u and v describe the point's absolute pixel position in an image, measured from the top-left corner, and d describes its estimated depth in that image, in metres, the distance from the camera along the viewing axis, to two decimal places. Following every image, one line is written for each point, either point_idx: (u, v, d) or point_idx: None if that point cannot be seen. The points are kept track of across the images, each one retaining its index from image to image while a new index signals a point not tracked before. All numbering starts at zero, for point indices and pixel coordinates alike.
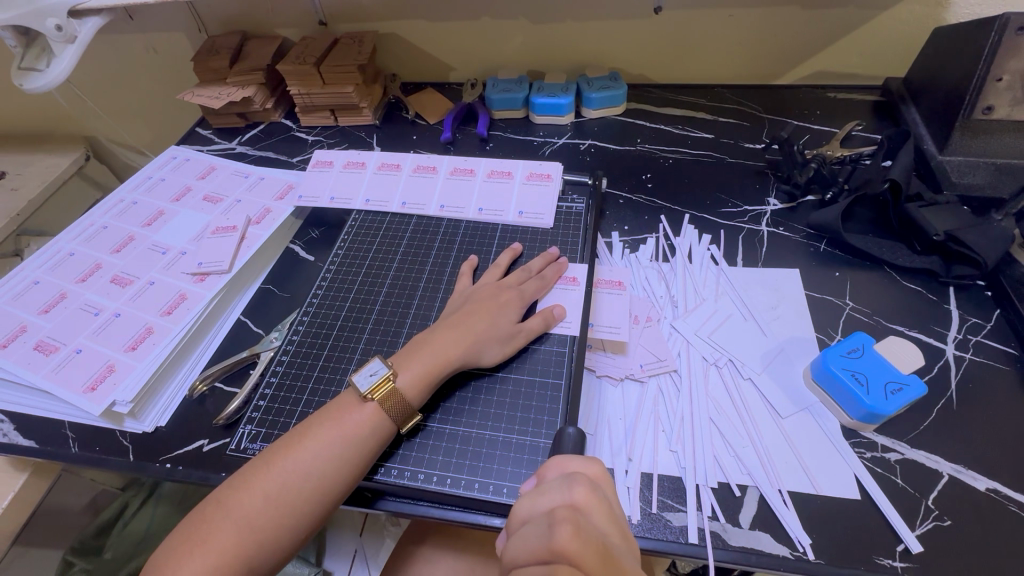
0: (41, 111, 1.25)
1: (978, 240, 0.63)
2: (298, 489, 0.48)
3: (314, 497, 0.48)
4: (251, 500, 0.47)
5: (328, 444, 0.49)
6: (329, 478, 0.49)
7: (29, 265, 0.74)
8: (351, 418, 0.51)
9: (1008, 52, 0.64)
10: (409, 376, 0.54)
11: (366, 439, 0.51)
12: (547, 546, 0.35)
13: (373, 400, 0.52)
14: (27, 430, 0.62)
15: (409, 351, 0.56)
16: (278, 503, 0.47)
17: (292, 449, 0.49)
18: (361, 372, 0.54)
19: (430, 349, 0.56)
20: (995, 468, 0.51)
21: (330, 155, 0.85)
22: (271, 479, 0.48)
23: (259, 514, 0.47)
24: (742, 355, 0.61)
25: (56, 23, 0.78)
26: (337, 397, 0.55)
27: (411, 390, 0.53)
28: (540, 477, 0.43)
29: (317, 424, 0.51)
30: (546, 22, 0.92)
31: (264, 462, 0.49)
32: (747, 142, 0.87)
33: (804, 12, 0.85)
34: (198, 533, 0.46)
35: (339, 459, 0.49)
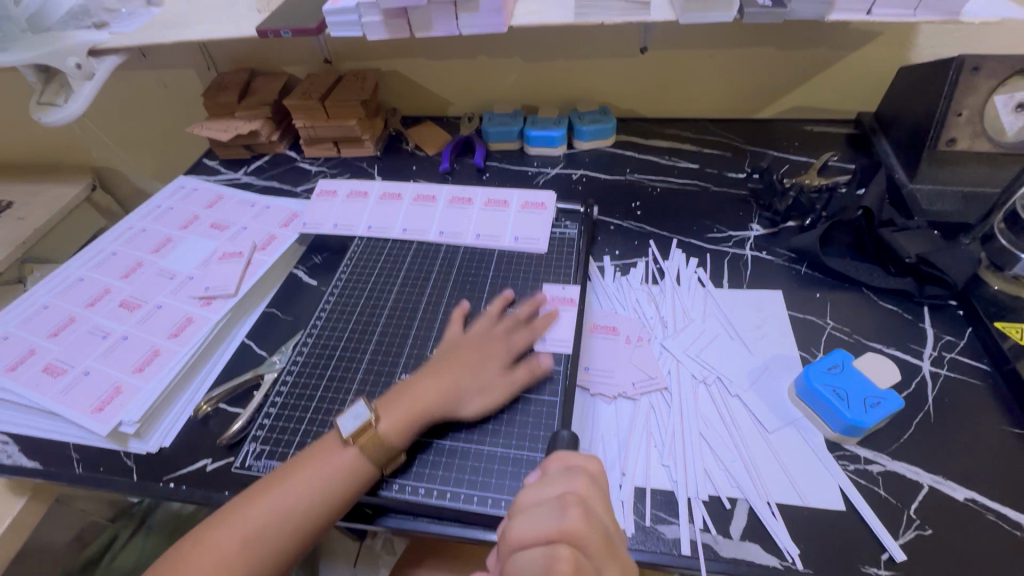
0: (51, 143, 1.30)
1: (948, 263, 0.67)
2: (278, 528, 0.50)
3: (293, 535, 0.50)
4: (226, 541, 0.49)
5: (308, 486, 0.51)
6: (308, 517, 0.51)
7: (39, 290, 0.76)
8: (331, 461, 0.53)
9: (967, 89, 0.70)
10: (389, 422, 0.55)
11: (345, 483, 0.52)
12: (557, 526, 0.42)
13: (353, 446, 0.53)
14: (31, 451, 0.63)
15: (391, 397, 0.58)
16: (254, 543, 0.49)
17: (272, 489, 0.51)
18: (345, 416, 0.55)
19: (408, 396, 0.57)
20: (971, 479, 0.53)
21: (334, 185, 0.89)
22: (247, 519, 0.50)
23: (240, 552, 0.49)
24: (730, 372, 0.64)
25: (77, 61, 0.83)
26: (322, 437, 0.56)
27: (392, 437, 0.55)
28: (543, 469, 0.49)
29: (298, 466, 0.53)
30: (539, 61, 0.98)
31: (244, 499, 0.51)
32: (730, 172, 0.92)
33: (779, 53, 0.91)
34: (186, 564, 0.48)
35: (319, 497, 0.51)
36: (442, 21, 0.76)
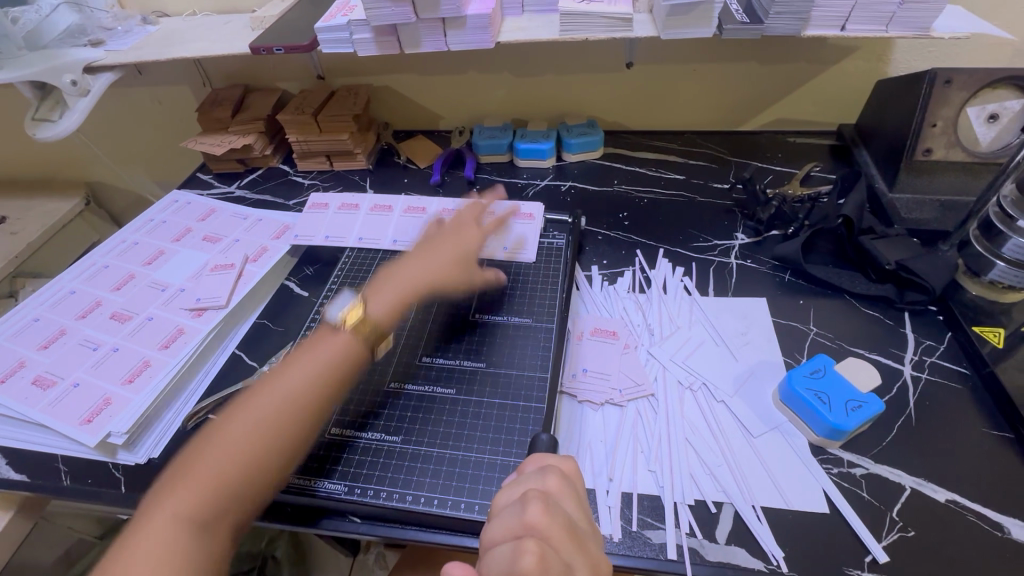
0: (45, 160, 1.31)
1: (927, 269, 0.68)
2: (284, 409, 0.55)
3: (301, 406, 0.55)
4: (241, 429, 0.53)
5: (307, 371, 0.57)
6: (313, 393, 0.56)
7: (30, 303, 0.77)
8: (328, 342, 0.60)
9: (940, 102, 0.73)
10: (374, 307, 0.65)
11: (342, 362, 0.59)
12: (520, 521, 0.41)
13: (346, 329, 0.61)
14: (18, 464, 0.63)
15: (372, 288, 0.68)
16: (266, 425, 0.53)
17: (275, 378, 0.57)
18: (333, 312, 0.64)
19: (388, 288, 0.67)
20: (952, 481, 0.54)
21: (325, 198, 0.90)
22: (257, 407, 0.54)
23: (254, 432, 0.53)
24: (715, 379, 0.65)
25: (72, 78, 0.85)
26: (313, 336, 0.63)
27: (378, 313, 0.65)
28: (519, 470, 0.49)
29: (298, 356, 0.59)
30: (526, 76, 1.00)
31: (250, 392, 0.56)
32: (715, 183, 0.94)
33: (760, 67, 0.94)
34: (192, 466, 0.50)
35: (320, 375, 0.57)
36: (431, 37, 0.78)
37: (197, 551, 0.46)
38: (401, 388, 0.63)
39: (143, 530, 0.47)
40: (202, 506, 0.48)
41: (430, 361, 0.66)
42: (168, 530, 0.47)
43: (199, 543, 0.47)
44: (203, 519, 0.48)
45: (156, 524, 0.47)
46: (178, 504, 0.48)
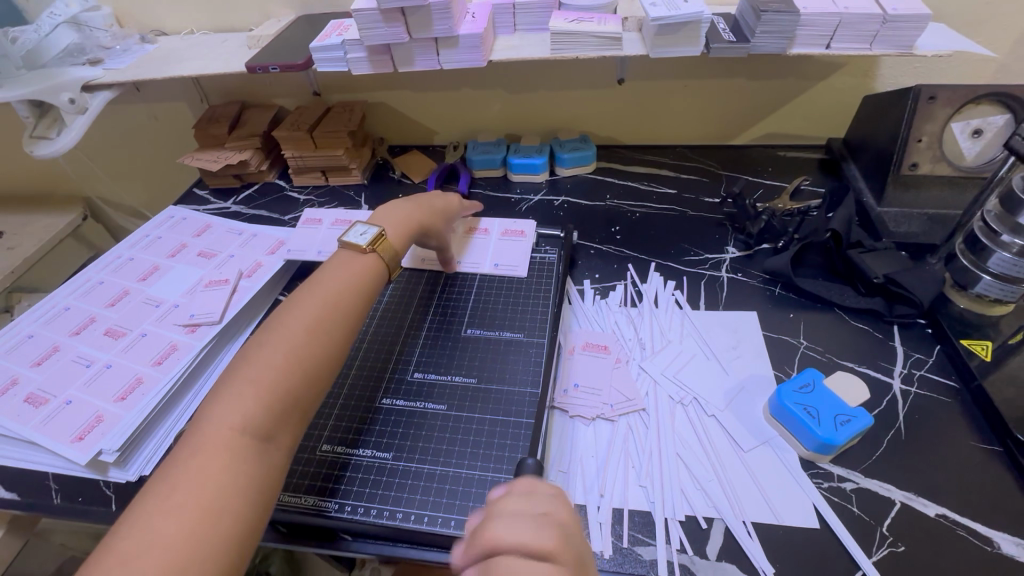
0: (43, 175, 1.32)
1: (914, 282, 0.69)
2: (328, 323, 0.56)
3: (345, 320, 0.58)
4: (292, 334, 0.54)
5: (341, 286, 0.60)
6: (351, 308, 0.59)
7: (24, 319, 0.77)
8: (359, 263, 0.63)
9: (924, 117, 0.74)
10: (391, 235, 0.68)
11: (371, 278, 0.63)
12: (540, 542, 0.39)
13: (373, 251, 0.65)
14: (9, 482, 0.63)
15: (378, 219, 0.70)
16: (317, 332, 0.55)
17: (312, 293, 0.58)
18: (353, 235, 0.66)
19: (398, 219, 0.70)
20: (942, 495, 0.54)
21: (319, 214, 0.91)
22: (302, 317, 0.55)
23: (304, 345, 0.53)
24: (706, 393, 0.65)
25: (70, 96, 0.87)
26: (331, 258, 0.64)
27: (395, 239, 0.68)
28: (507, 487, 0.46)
29: (327, 275, 0.61)
30: (519, 92, 1.01)
31: (290, 307, 0.57)
32: (706, 197, 0.95)
33: (750, 83, 0.95)
34: (246, 382, 0.50)
35: (356, 295, 0.60)
36: (424, 55, 0.79)
37: (263, 463, 0.47)
38: (393, 404, 0.64)
39: (203, 446, 0.46)
40: (264, 419, 0.48)
41: (421, 377, 0.66)
42: (232, 443, 0.46)
43: (265, 456, 0.48)
44: (267, 432, 0.48)
45: (218, 438, 0.46)
46: (237, 417, 0.47)
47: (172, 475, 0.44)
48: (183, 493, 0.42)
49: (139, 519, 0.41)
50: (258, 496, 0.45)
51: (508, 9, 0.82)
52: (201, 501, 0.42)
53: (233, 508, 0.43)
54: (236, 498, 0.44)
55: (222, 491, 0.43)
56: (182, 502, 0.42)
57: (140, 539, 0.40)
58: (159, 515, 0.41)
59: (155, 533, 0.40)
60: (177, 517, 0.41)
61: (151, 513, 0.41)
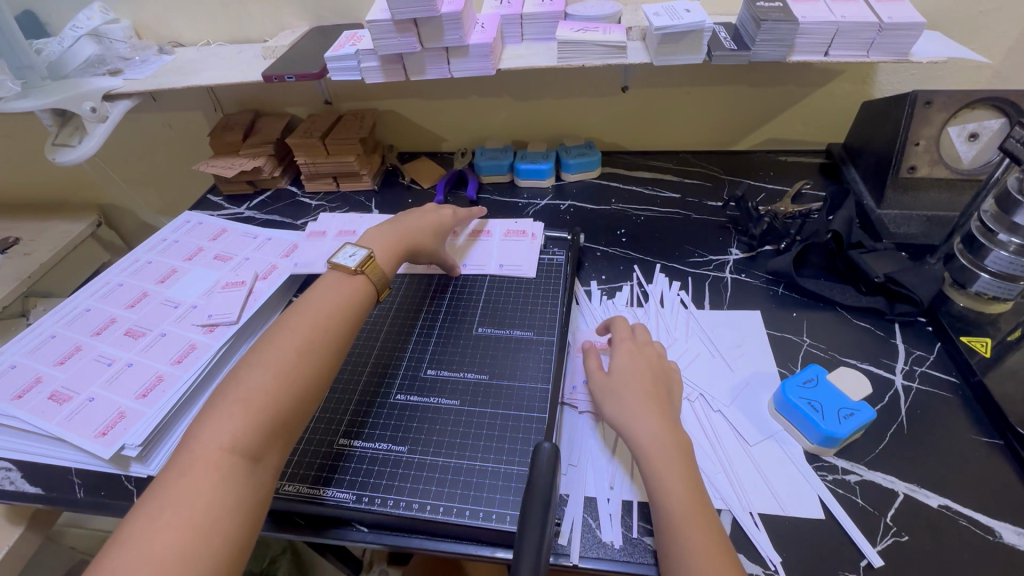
0: (58, 183, 1.35)
1: (915, 281, 0.71)
2: (316, 347, 0.57)
3: (332, 342, 0.59)
4: (282, 353, 0.55)
5: (332, 308, 0.61)
6: (339, 331, 0.60)
7: (46, 320, 0.79)
8: (349, 284, 0.65)
9: (922, 121, 0.76)
10: (379, 257, 0.70)
11: (361, 301, 0.64)
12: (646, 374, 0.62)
13: (362, 273, 0.66)
14: (35, 478, 0.65)
15: (368, 240, 0.72)
16: (308, 355, 0.56)
17: (303, 314, 0.60)
18: (342, 257, 0.67)
19: (388, 242, 0.72)
20: (944, 487, 0.56)
21: (325, 226, 0.93)
22: (292, 338, 0.57)
23: (292, 368, 0.55)
24: (712, 389, 0.66)
25: (91, 106, 0.89)
26: (319, 281, 0.66)
27: (383, 259, 0.70)
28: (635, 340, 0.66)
29: (318, 296, 0.63)
30: (526, 99, 1.04)
31: (281, 327, 0.58)
32: (709, 200, 0.97)
33: (751, 90, 0.98)
34: (236, 402, 0.51)
35: (343, 316, 0.61)
36: (435, 65, 0.82)
37: (253, 482, 0.48)
38: (406, 400, 0.65)
39: (192, 466, 0.47)
40: (252, 438, 0.49)
41: (434, 374, 0.68)
42: (222, 463, 0.47)
43: (253, 476, 0.48)
44: (254, 453, 0.49)
45: (208, 458, 0.47)
46: (228, 436, 0.49)
47: (161, 496, 0.45)
48: (173, 512, 0.44)
49: (129, 538, 0.42)
50: (245, 516, 0.46)
51: (516, 20, 0.85)
52: (188, 522, 0.43)
53: (220, 528, 0.44)
54: (225, 517, 0.45)
55: (214, 509, 0.45)
56: (170, 522, 0.43)
57: (130, 557, 0.41)
58: (150, 534, 0.42)
59: (143, 553, 0.41)
60: (168, 535, 0.42)
61: (144, 532, 0.42)
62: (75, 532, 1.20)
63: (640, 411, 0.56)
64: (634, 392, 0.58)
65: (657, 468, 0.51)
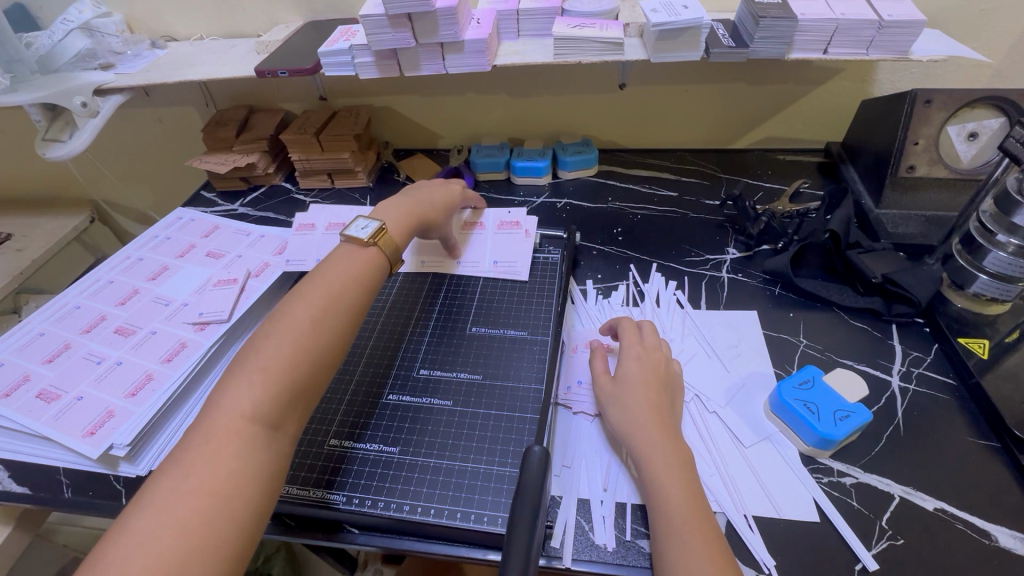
0: (50, 179, 1.34)
1: (912, 282, 0.70)
2: (332, 316, 0.57)
3: (347, 314, 0.58)
4: (298, 322, 0.54)
5: (345, 279, 0.60)
6: (354, 302, 0.59)
7: (35, 318, 0.78)
8: (362, 255, 0.64)
9: (921, 120, 0.75)
10: (393, 229, 0.69)
11: (374, 273, 0.64)
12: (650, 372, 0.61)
13: (375, 244, 0.65)
14: (23, 477, 0.64)
15: (380, 212, 0.71)
16: (324, 324, 0.55)
17: (316, 285, 0.59)
18: (354, 229, 0.66)
19: (400, 214, 0.71)
20: (940, 490, 0.55)
21: (314, 219, 0.91)
22: (307, 307, 0.56)
23: (309, 336, 0.54)
24: (707, 390, 0.66)
25: (82, 100, 0.88)
26: (333, 253, 0.65)
27: (396, 232, 0.69)
28: (642, 339, 0.64)
29: (332, 266, 0.62)
30: (523, 96, 1.03)
31: (296, 296, 0.58)
32: (707, 199, 0.96)
33: (750, 88, 0.97)
34: (256, 370, 0.51)
35: (358, 287, 0.61)
36: (430, 60, 0.81)
37: (273, 450, 0.48)
38: (398, 400, 0.65)
39: (214, 433, 0.46)
40: (271, 406, 0.49)
41: (427, 373, 0.68)
42: (243, 431, 0.47)
43: (274, 445, 0.48)
44: (275, 421, 0.49)
45: (228, 426, 0.47)
46: (248, 404, 0.48)
47: (184, 461, 0.45)
48: (197, 478, 0.44)
49: (152, 502, 0.42)
50: (265, 484, 0.46)
51: (512, 15, 0.84)
52: (212, 487, 0.43)
53: (240, 495, 0.44)
54: (246, 484, 0.45)
55: (237, 475, 0.45)
56: (192, 487, 0.43)
57: (154, 521, 0.41)
58: (173, 498, 0.42)
59: (167, 518, 0.41)
60: (193, 501, 0.42)
61: (168, 496, 0.42)
62: (68, 530, 1.20)
63: (642, 418, 0.56)
64: (638, 399, 0.57)
65: (655, 469, 0.52)
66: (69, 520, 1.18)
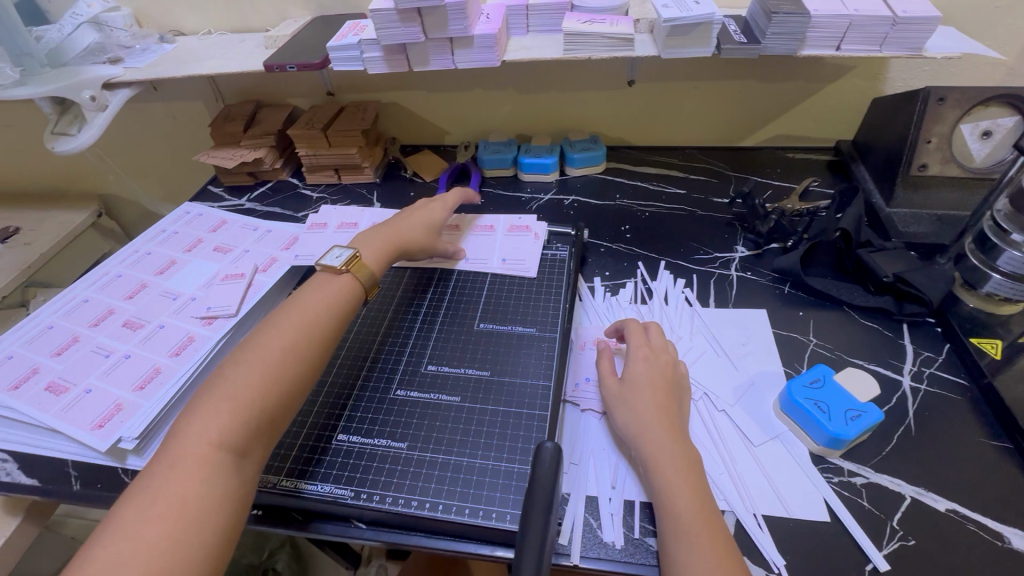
0: (58, 173, 1.34)
1: (924, 281, 0.69)
2: (303, 347, 0.57)
3: (318, 344, 0.58)
4: (267, 353, 0.55)
5: (318, 307, 0.61)
6: (329, 328, 0.60)
7: (45, 310, 0.78)
8: (336, 283, 0.64)
9: (934, 118, 0.74)
10: (367, 257, 0.70)
11: (348, 299, 0.64)
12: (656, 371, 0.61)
13: (348, 271, 0.66)
14: (30, 469, 0.64)
15: (358, 241, 0.72)
16: (293, 355, 0.56)
17: (288, 315, 0.60)
18: (328, 257, 0.67)
19: (376, 243, 0.72)
20: (952, 491, 0.54)
21: (325, 218, 0.92)
22: (276, 339, 0.56)
23: (277, 366, 0.54)
24: (716, 389, 0.65)
25: (91, 94, 0.88)
26: (308, 282, 0.66)
27: (372, 260, 0.70)
28: (648, 340, 0.64)
29: (306, 295, 0.62)
30: (531, 92, 1.03)
31: (268, 326, 0.58)
32: (715, 197, 0.96)
33: (759, 85, 0.96)
34: (223, 398, 0.51)
35: (331, 315, 0.61)
36: (439, 56, 0.80)
37: (240, 476, 0.48)
38: (406, 396, 0.64)
39: (182, 459, 0.47)
40: (238, 434, 0.49)
41: (434, 370, 0.67)
42: (209, 457, 0.47)
43: (240, 472, 0.48)
44: (242, 448, 0.49)
45: (196, 452, 0.47)
46: (215, 431, 0.48)
47: (153, 485, 0.45)
48: (163, 504, 0.44)
49: (120, 528, 0.42)
50: (233, 511, 0.46)
51: (522, 11, 0.83)
52: (178, 513, 0.43)
53: (207, 522, 0.44)
54: (214, 511, 0.45)
55: (201, 501, 0.45)
56: (159, 514, 0.43)
57: (122, 546, 0.41)
58: (140, 525, 0.42)
59: (135, 543, 0.41)
60: (159, 527, 0.42)
61: (133, 523, 0.42)
62: (74, 523, 1.20)
63: (648, 419, 0.55)
64: (647, 401, 0.57)
65: (662, 472, 0.51)
66: (76, 512, 1.18)
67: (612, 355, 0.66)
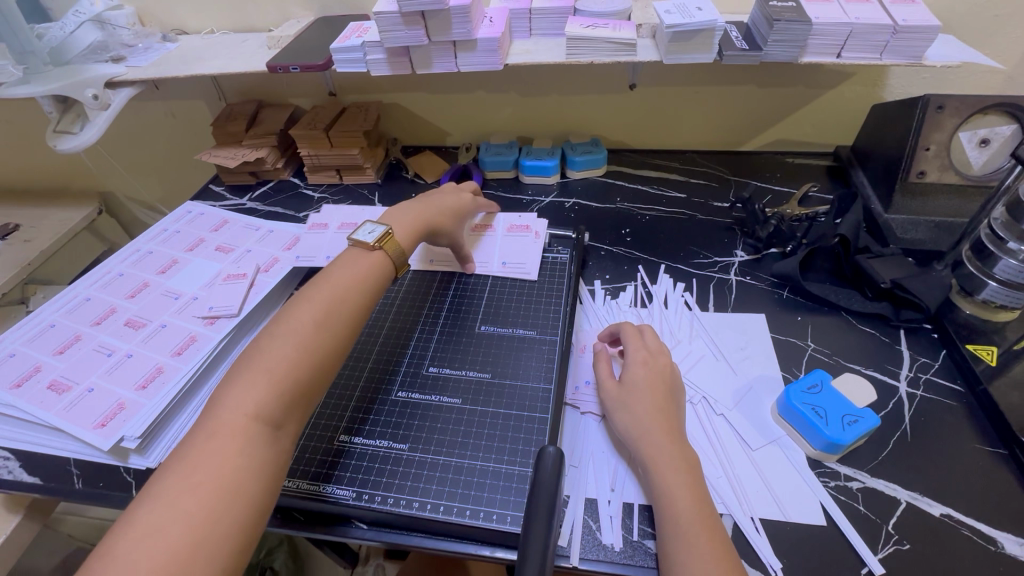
0: (58, 171, 1.34)
1: (921, 288, 0.70)
2: (335, 321, 0.57)
3: (350, 318, 0.59)
4: (302, 326, 0.55)
5: (351, 282, 0.61)
6: (360, 304, 0.61)
7: (46, 309, 0.79)
8: (367, 259, 0.65)
9: (933, 126, 0.75)
10: (399, 234, 0.70)
11: (378, 275, 0.65)
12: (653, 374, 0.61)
13: (380, 248, 0.66)
14: (33, 467, 0.65)
15: (388, 218, 0.73)
16: (326, 328, 0.56)
17: (322, 288, 0.60)
18: (361, 232, 0.67)
19: (407, 220, 0.72)
20: (946, 496, 0.55)
21: (326, 219, 0.92)
22: (312, 311, 0.57)
23: (311, 339, 0.55)
24: (715, 393, 0.66)
25: (94, 92, 0.89)
26: (340, 256, 0.66)
27: (403, 237, 0.70)
28: (644, 344, 0.64)
29: (338, 270, 0.63)
30: (533, 95, 1.03)
31: (303, 299, 0.58)
32: (715, 201, 0.96)
33: (760, 90, 0.97)
34: (260, 370, 0.51)
35: (361, 290, 0.62)
36: (442, 58, 0.81)
37: (275, 448, 0.49)
38: (408, 397, 0.65)
39: (219, 431, 0.47)
40: (274, 407, 0.50)
41: (436, 371, 0.68)
42: (246, 429, 0.48)
43: (275, 444, 0.49)
44: (277, 420, 0.50)
45: (233, 424, 0.48)
46: (251, 404, 0.49)
47: (190, 457, 0.46)
48: (203, 472, 0.44)
49: (159, 495, 0.43)
50: (269, 481, 0.47)
51: (524, 15, 0.84)
52: (218, 482, 0.44)
53: (244, 491, 0.45)
54: (249, 481, 0.46)
55: (239, 471, 0.46)
56: (199, 482, 0.44)
57: (164, 513, 0.42)
58: (180, 493, 0.43)
59: (176, 509, 0.42)
60: (198, 495, 0.43)
61: (174, 491, 0.43)
62: (72, 520, 1.21)
63: (648, 421, 0.56)
64: (646, 404, 0.58)
65: (662, 471, 0.52)
66: (75, 510, 1.19)
67: (609, 358, 0.67)
